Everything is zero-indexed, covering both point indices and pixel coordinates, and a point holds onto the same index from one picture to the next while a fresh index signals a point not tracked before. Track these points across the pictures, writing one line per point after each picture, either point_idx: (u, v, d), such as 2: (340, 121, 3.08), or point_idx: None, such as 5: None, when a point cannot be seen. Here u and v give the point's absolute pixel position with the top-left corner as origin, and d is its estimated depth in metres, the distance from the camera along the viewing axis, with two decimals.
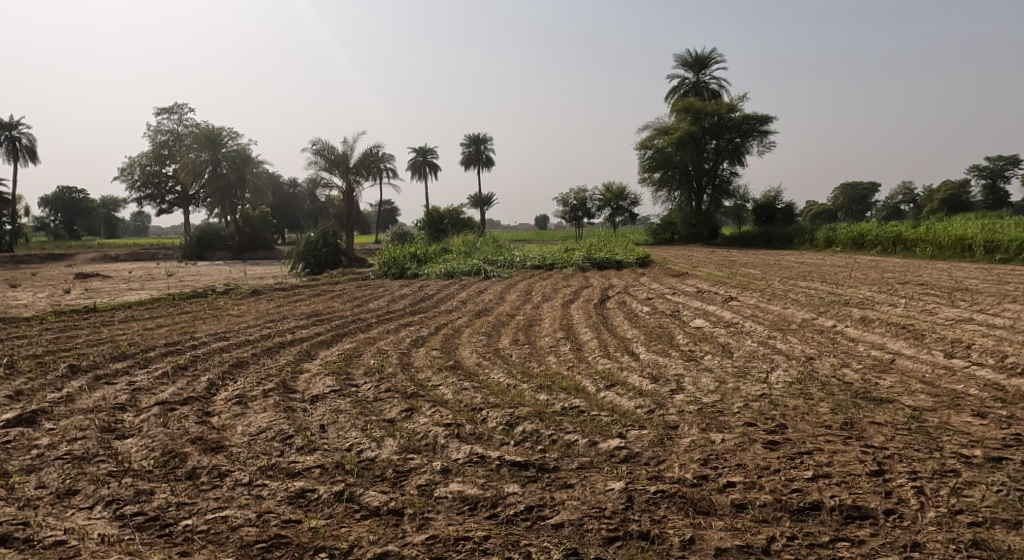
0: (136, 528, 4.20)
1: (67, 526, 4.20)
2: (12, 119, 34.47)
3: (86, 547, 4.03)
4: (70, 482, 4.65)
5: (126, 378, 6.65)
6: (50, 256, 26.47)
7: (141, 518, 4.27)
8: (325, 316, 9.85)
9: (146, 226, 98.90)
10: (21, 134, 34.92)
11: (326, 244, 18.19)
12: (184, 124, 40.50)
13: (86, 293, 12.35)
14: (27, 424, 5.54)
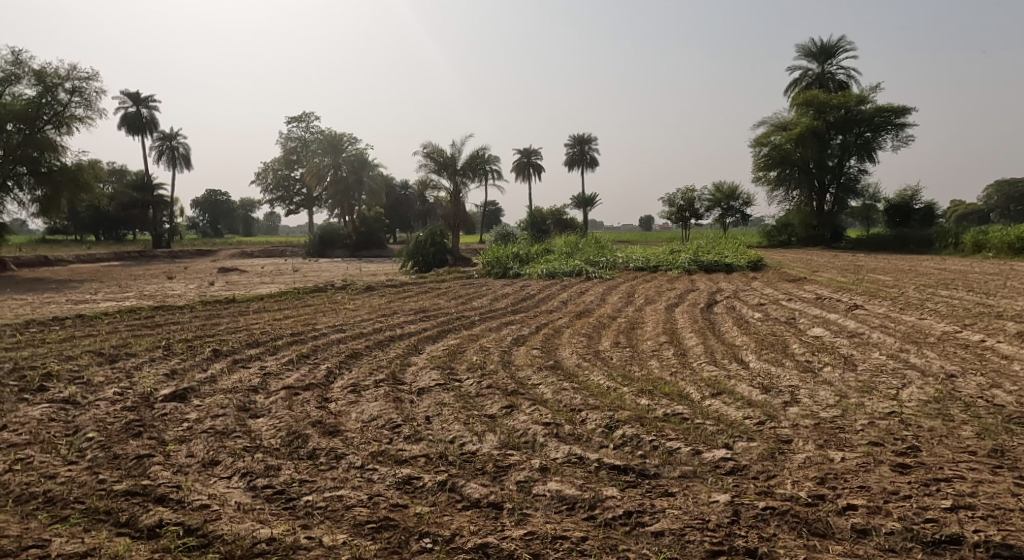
0: (265, 500, 4.36)
1: (210, 492, 4.42)
2: (172, 130, 37.63)
3: (225, 513, 4.22)
4: (212, 453, 4.92)
5: (258, 362, 7.02)
6: (197, 252, 28.83)
7: (270, 490, 4.45)
8: (432, 312, 10.03)
9: (275, 225, 105.77)
10: (179, 144, 37.97)
11: (434, 243, 18.55)
12: (310, 130, 42.64)
13: (226, 285, 13.21)
14: (177, 400, 5.91)
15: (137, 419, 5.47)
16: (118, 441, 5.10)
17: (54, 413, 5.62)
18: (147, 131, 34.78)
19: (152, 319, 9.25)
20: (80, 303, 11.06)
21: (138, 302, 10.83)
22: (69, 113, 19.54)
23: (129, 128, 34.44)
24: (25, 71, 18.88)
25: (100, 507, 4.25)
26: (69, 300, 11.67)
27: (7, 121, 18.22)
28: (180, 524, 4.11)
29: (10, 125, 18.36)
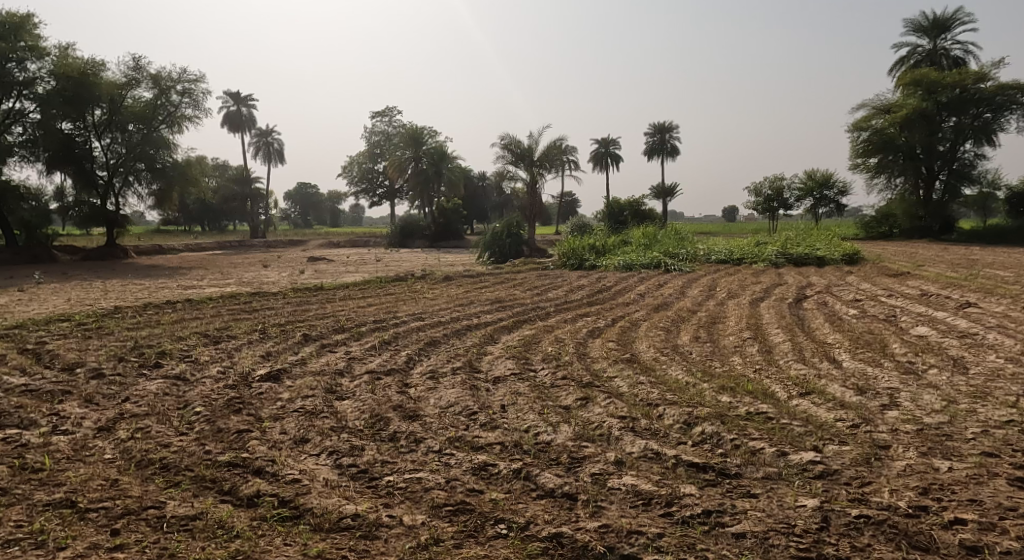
0: (351, 477, 4.44)
1: (302, 468, 4.56)
2: (268, 126, 39.21)
3: (315, 488, 4.33)
4: (302, 431, 5.08)
5: (344, 347, 7.16)
6: (289, 241, 30.02)
7: (355, 469, 4.53)
8: (507, 302, 9.96)
9: (360, 216, 108.73)
10: (274, 140, 39.55)
11: (511, 234, 18.51)
12: (394, 125, 43.55)
13: (315, 274, 13.60)
14: (272, 380, 6.17)
15: (237, 397, 5.74)
16: (222, 416, 5.37)
17: (168, 388, 5.98)
18: (246, 128, 36.35)
19: (249, 305, 9.61)
20: (185, 289, 11.62)
21: (238, 288, 11.31)
22: (181, 114, 20.47)
23: (231, 126, 36.07)
24: (143, 75, 19.90)
25: (207, 476, 4.46)
26: (175, 285, 12.31)
27: (128, 121, 19.32)
28: (276, 496, 4.24)
29: (130, 125, 19.49)
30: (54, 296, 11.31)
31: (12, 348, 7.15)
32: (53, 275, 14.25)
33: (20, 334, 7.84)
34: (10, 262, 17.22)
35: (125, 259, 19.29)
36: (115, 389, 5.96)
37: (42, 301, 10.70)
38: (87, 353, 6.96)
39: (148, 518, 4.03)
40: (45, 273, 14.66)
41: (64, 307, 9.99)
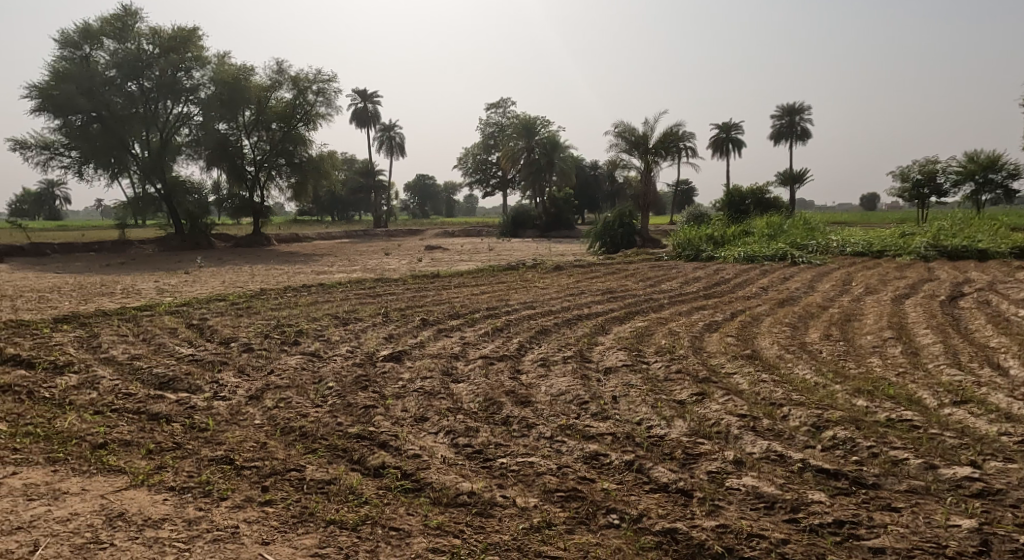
0: (466, 456, 4.47)
1: (422, 443, 4.66)
2: (390, 121, 40.59)
3: (433, 464, 4.40)
4: (422, 410, 5.16)
5: (459, 332, 7.10)
6: (407, 231, 30.89)
7: (470, 449, 4.54)
8: (619, 293, 9.59)
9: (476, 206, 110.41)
10: (396, 134, 40.86)
11: (622, 224, 17.96)
12: (507, 115, 43.70)
13: (432, 262, 13.76)
14: (394, 360, 6.28)
15: (364, 374, 5.95)
16: (352, 391, 5.61)
17: (305, 363, 6.30)
18: (373, 124, 37.73)
19: (373, 290, 9.81)
20: (316, 274, 12.10)
21: (362, 274, 11.65)
22: (317, 113, 21.15)
23: (358, 121, 37.66)
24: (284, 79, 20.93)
25: (339, 445, 4.69)
26: (309, 270, 12.86)
27: (272, 121, 20.41)
28: (399, 468, 4.37)
29: (274, 124, 20.63)
30: (206, 279, 12.18)
31: (180, 323, 7.78)
32: (210, 260, 15.38)
33: (187, 310, 8.52)
34: (178, 248, 18.96)
35: (268, 247, 20.42)
36: (263, 361, 6.37)
37: (198, 282, 11.52)
38: (240, 329, 7.51)
39: (291, 479, 4.30)
40: (205, 258, 15.84)
41: (214, 289, 10.73)
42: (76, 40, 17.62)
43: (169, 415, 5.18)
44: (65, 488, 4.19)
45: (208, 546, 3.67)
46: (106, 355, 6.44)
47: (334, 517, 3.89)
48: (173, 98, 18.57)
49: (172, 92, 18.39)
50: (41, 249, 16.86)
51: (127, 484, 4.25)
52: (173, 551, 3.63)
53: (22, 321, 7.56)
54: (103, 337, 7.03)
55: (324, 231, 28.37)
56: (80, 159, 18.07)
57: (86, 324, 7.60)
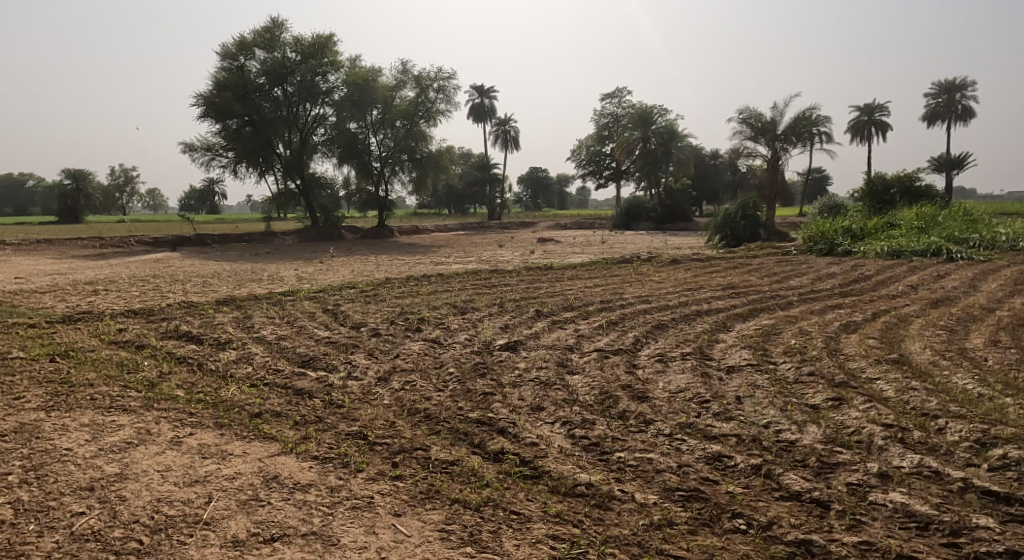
0: (583, 448, 4.44)
1: (539, 433, 4.69)
2: (506, 115, 41.10)
3: (551, 453, 4.41)
4: (538, 399, 5.19)
5: (574, 325, 7.06)
6: (522, 223, 31.15)
7: (586, 441, 4.51)
8: (742, 289, 9.19)
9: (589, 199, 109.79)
10: (511, 128, 41.32)
11: (745, 216, 17.19)
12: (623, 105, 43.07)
13: (546, 254, 13.74)
14: (510, 349, 6.35)
15: (482, 361, 6.08)
16: (471, 377, 5.74)
17: (428, 349, 6.51)
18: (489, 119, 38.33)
19: (488, 281, 9.94)
20: (434, 265, 12.41)
21: (477, 265, 11.86)
22: (437, 110, 21.65)
23: (474, 117, 38.39)
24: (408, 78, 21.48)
25: (461, 429, 4.84)
26: (429, 261, 13.26)
27: (396, 119, 21.12)
28: (518, 455, 4.43)
29: (398, 122, 21.32)
30: (336, 267, 12.85)
31: (317, 308, 8.28)
32: (342, 250, 16.22)
33: (323, 297, 9.03)
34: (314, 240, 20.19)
35: (391, 238, 21.28)
36: (390, 345, 6.65)
37: (330, 271, 12.15)
38: (369, 314, 7.88)
39: (417, 457, 4.51)
40: (338, 249, 16.72)
41: (343, 277, 11.30)
42: (233, 52, 19.05)
43: (311, 391, 5.54)
44: (229, 450, 4.57)
45: (346, 513, 3.90)
46: (257, 335, 6.95)
47: (458, 496, 4.03)
48: (311, 102, 19.67)
49: (310, 96, 19.48)
50: (204, 239, 18.50)
51: (279, 450, 4.59)
52: (319, 513, 3.89)
53: (188, 302, 8.33)
54: (256, 318, 7.59)
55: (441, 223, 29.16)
56: (234, 159, 19.68)
57: (242, 306, 8.22)
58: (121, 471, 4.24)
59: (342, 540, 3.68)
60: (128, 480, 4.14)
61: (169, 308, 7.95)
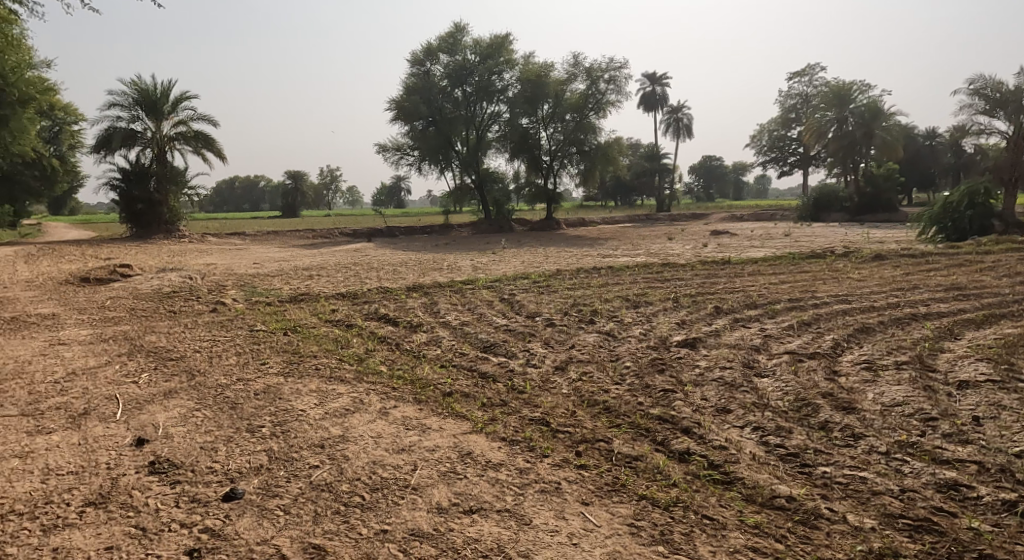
0: (779, 458, 4.42)
1: (726, 436, 4.72)
2: (679, 102, 40.01)
3: (743, 459, 4.45)
4: (724, 401, 5.17)
5: (759, 324, 6.78)
6: (696, 215, 30.08)
7: (783, 450, 4.48)
8: (969, 290, 8.23)
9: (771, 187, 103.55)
10: (685, 115, 40.15)
11: (973, 206, 15.18)
12: (815, 84, 39.85)
13: (719, 247, 13.22)
14: (689, 346, 6.24)
15: (660, 357, 6.04)
16: (648, 373, 5.74)
17: (603, 341, 6.57)
18: (660, 107, 37.48)
19: (661, 274, 9.80)
20: (602, 256, 12.44)
21: (648, 258, 11.70)
22: (607, 101, 21.38)
23: (645, 106, 37.77)
24: (580, 71, 21.35)
25: (642, 425, 4.95)
26: (597, 253, 13.31)
27: (566, 113, 21.20)
28: (705, 457, 4.51)
29: (568, 116, 21.38)
30: (510, 258, 13.31)
31: (494, 297, 8.65)
32: (512, 242, 16.70)
33: (500, 286, 9.42)
34: (486, 232, 21.15)
35: (559, 231, 21.62)
36: (565, 336, 6.81)
37: (502, 262, 12.59)
38: (543, 305, 8.10)
39: (600, 449, 4.69)
40: (509, 241, 17.22)
41: (519, 268, 11.67)
42: (420, 58, 20.50)
43: (495, 375, 5.83)
44: (428, 423, 4.99)
45: (536, 496, 4.18)
46: (443, 320, 7.44)
47: (645, 493, 4.19)
48: (487, 100, 20.39)
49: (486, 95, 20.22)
50: (392, 231, 19.95)
51: (470, 429, 4.93)
52: (511, 492, 4.20)
53: (383, 288, 9.09)
54: (441, 304, 8.12)
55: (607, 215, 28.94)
56: (418, 158, 21.14)
57: (428, 293, 8.82)
58: (344, 433, 4.80)
59: (534, 520, 3.98)
60: (349, 442, 4.70)
61: (370, 293, 8.72)
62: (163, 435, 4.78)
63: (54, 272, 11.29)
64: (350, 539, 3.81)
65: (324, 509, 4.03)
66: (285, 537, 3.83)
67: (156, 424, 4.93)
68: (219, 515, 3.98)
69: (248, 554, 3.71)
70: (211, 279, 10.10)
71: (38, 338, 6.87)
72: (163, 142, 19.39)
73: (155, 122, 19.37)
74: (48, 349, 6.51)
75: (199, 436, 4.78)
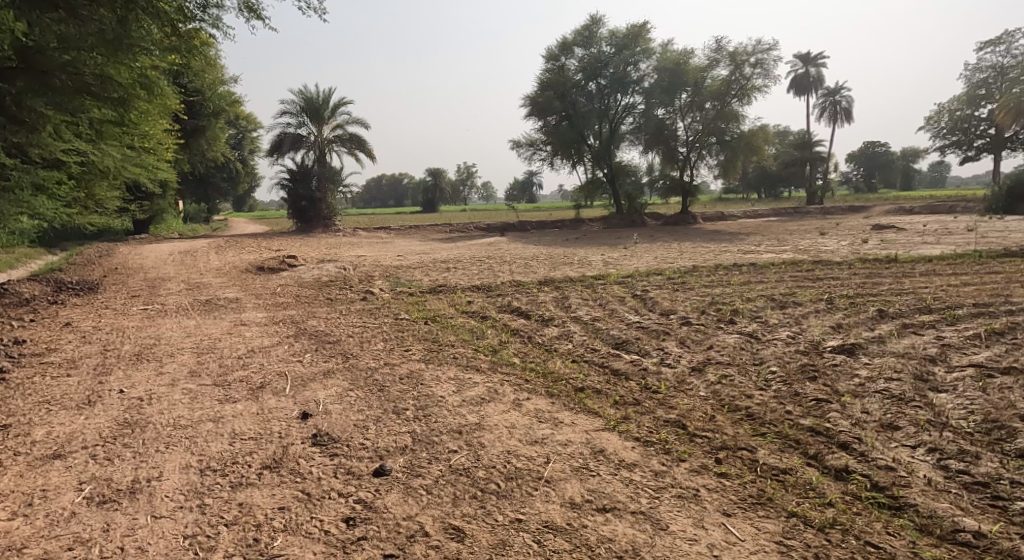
0: (963, 486, 4.05)
1: (894, 456, 4.32)
2: (837, 84, 37.16)
3: (915, 483, 4.09)
4: (891, 416, 4.69)
5: (933, 332, 6.05)
6: (853, 208, 27.69)
7: (968, 478, 4.09)
8: None
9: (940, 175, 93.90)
10: (844, 98, 37.24)
11: None
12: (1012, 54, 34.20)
13: (883, 244, 12.05)
14: (846, 353, 5.69)
15: (811, 363, 5.54)
16: (798, 380, 5.28)
17: (744, 343, 6.14)
18: (813, 90, 35.05)
19: (813, 273, 9.06)
20: (744, 253, 11.71)
21: (796, 255, 10.85)
22: (752, 86, 20.15)
23: (797, 89, 35.54)
24: (722, 55, 20.32)
25: (792, 435, 4.57)
26: (737, 249, 12.59)
27: (706, 101, 20.29)
28: (867, 476, 4.18)
29: (708, 103, 20.43)
30: (645, 254, 12.89)
31: (627, 293, 8.38)
32: (645, 237, 16.21)
33: (633, 282, 9.13)
34: (617, 227, 20.74)
35: (695, 225, 20.78)
36: (703, 335, 6.43)
37: (635, 257, 12.24)
38: (678, 302, 7.73)
39: (743, 457, 4.39)
40: (641, 236, 16.80)
41: (654, 263, 11.26)
42: (556, 54, 20.58)
43: (628, 373, 5.60)
44: (560, 417, 4.86)
45: (673, 501, 4.02)
46: (574, 315, 7.28)
47: (796, 510, 3.95)
48: (622, 91, 20.01)
49: (621, 86, 19.85)
50: (524, 225, 20.07)
51: (603, 426, 4.75)
52: (646, 496, 4.06)
53: (516, 281, 9.06)
54: (574, 299, 7.97)
55: (749, 209, 27.46)
56: (552, 154, 21.19)
57: (559, 287, 8.70)
58: (480, 421, 4.79)
59: (671, 526, 3.85)
60: (485, 430, 4.68)
61: (503, 286, 8.74)
62: (323, 411, 4.98)
63: (233, 260, 12.37)
64: (487, 524, 3.89)
65: (462, 492, 4.10)
66: (428, 515, 3.95)
67: (317, 400, 5.16)
68: (370, 488, 4.15)
69: (396, 528, 3.87)
70: (361, 270, 10.56)
71: (224, 319, 7.44)
72: (325, 144, 20.78)
73: (317, 125, 20.66)
74: (232, 328, 7.05)
75: (353, 413, 4.95)
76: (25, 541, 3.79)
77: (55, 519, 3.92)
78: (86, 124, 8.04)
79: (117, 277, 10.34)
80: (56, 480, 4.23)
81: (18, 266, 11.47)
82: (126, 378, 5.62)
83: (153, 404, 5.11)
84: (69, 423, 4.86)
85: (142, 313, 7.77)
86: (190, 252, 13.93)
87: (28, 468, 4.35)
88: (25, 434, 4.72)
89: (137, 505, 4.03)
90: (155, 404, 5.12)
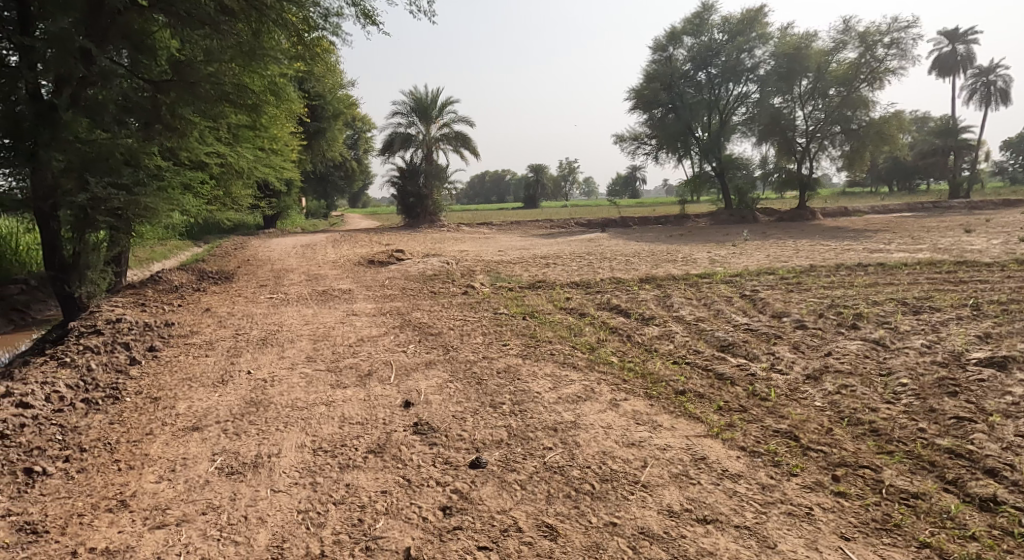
0: None
1: None
2: (992, 63, 33.84)
3: None
4: None
5: None
6: (1005, 203, 24.93)
7: None
8: None
9: None
10: (999, 78, 33.81)
11: None
12: None
13: None
14: (995, 367, 4.99)
15: (950, 377, 4.87)
16: (933, 394, 4.65)
17: (869, 351, 5.52)
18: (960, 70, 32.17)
19: (956, 275, 8.10)
20: (871, 252, 10.71)
21: (934, 255, 9.78)
22: (884, 69, 18.57)
23: (940, 70, 32.79)
24: (851, 37, 18.86)
25: (924, 456, 4.00)
26: (863, 248, 11.55)
27: (830, 87, 18.92)
28: (1021, 510, 3.60)
29: (833, 90, 19.02)
30: (756, 252, 12.10)
31: (734, 292, 7.84)
32: (757, 234, 15.27)
33: (742, 281, 8.54)
34: (726, 223, 19.66)
35: (812, 222, 19.45)
36: (820, 341, 5.85)
37: (745, 255, 11.49)
38: (793, 304, 7.12)
39: (864, 477, 3.88)
40: (752, 233, 15.91)
41: (766, 262, 10.52)
42: (663, 44, 19.88)
43: (734, 378, 5.14)
44: (660, 421, 4.50)
45: (782, 518, 3.60)
46: (676, 314, 6.84)
47: (930, 541, 3.45)
48: (735, 80, 19.04)
49: (733, 75, 18.89)
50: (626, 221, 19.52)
51: (705, 433, 4.35)
52: (752, 510, 3.66)
53: (617, 279, 8.68)
54: (676, 298, 7.51)
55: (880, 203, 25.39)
56: (658, 147, 20.51)
57: (661, 286, 8.26)
58: (575, 419, 4.51)
59: (780, 545, 3.45)
60: (580, 429, 4.39)
61: (603, 283, 8.39)
62: (424, 400, 4.86)
63: (348, 254, 12.66)
64: (580, 525, 3.61)
65: (556, 490, 3.84)
66: (522, 511, 3.72)
67: (419, 390, 5.05)
68: (466, 479, 3.96)
69: (491, 521, 3.66)
70: (464, 265, 10.49)
71: (338, 309, 7.53)
72: (431, 139, 21.04)
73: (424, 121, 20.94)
74: (345, 318, 7.10)
75: (451, 405, 4.79)
76: (168, 503, 3.87)
77: (193, 486, 3.98)
78: (225, 128, 8.33)
79: (249, 268, 10.81)
80: (196, 450, 4.31)
81: (168, 257, 12.32)
82: (254, 360, 5.76)
83: (276, 386, 5.17)
84: (207, 399, 4.97)
85: (268, 301, 8.02)
86: (311, 246, 14.41)
87: (172, 438, 4.46)
88: (171, 407, 4.87)
89: (260, 478, 4.03)
90: (277, 386, 5.18)
